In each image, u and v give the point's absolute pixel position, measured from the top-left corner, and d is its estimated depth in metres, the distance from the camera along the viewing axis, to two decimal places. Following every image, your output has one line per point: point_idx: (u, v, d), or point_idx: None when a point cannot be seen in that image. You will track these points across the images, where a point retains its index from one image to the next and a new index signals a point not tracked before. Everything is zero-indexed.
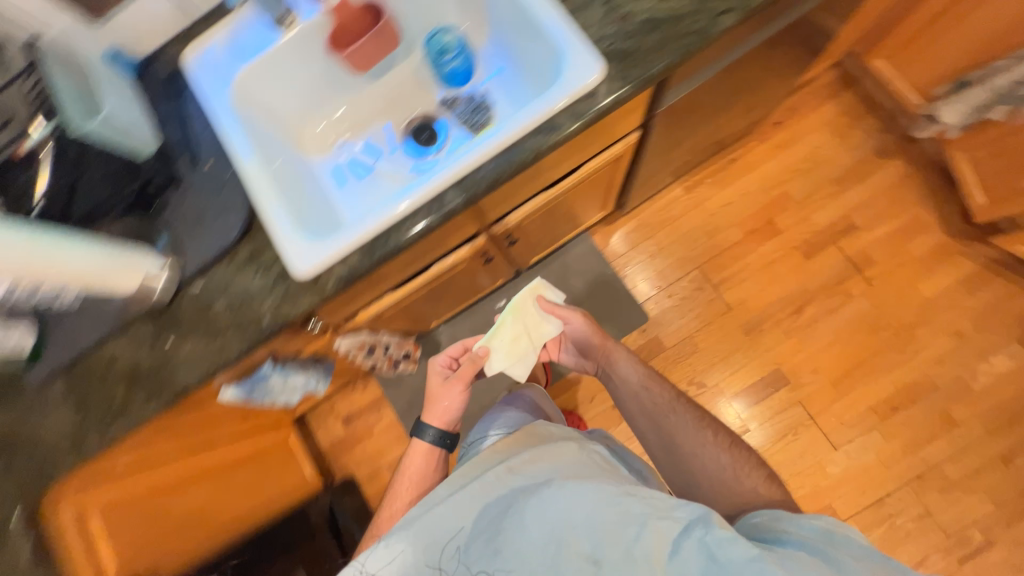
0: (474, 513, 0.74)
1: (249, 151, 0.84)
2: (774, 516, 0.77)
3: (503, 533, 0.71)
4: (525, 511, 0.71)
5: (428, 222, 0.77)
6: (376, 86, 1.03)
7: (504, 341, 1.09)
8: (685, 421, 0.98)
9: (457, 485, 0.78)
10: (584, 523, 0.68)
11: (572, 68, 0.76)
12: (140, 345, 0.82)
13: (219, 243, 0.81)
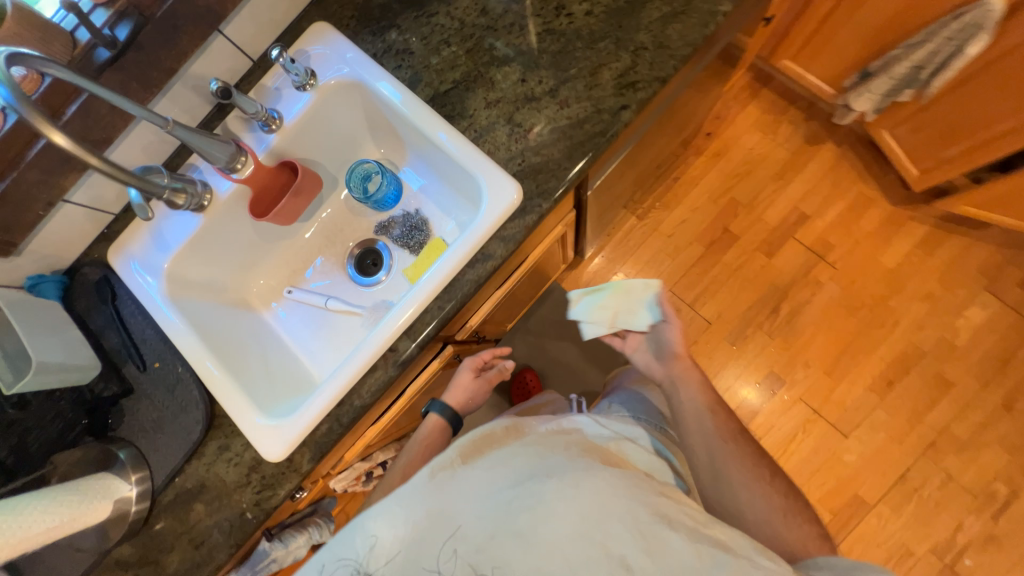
0: (481, 484, 0.67)
1: (194, 343, 0.82)
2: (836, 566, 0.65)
3: (523, 521, 0.62)
4: (545, 509, 0.63)
5: (388, 377, 0.77)
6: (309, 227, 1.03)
7: (595, 302, 0.96)
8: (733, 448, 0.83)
9: (464, 461, 0.71)
10: (611, 511, 0.63)
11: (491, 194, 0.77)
12: (125, 571, 0.78)
13: (185, 446, 0.79)
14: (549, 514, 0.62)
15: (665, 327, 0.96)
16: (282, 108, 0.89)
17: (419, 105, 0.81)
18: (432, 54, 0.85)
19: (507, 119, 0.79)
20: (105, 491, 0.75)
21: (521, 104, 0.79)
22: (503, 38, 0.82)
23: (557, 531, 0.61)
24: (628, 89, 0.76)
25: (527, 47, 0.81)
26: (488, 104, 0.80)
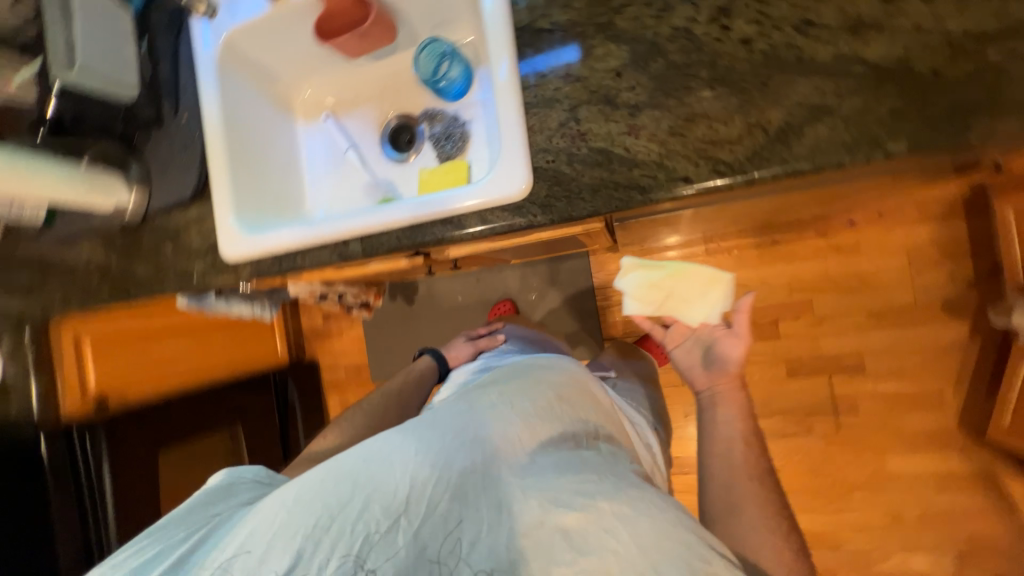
0: (520, 439, 0.69)
1: (217, 120, 0.89)
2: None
3: (570, 492, 0.62)
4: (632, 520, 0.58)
5: (328, 259, 0.83)
6: (371, 71, 1.00)
7: (647, 280, 0.83)
8: (743, 447, 0.76)
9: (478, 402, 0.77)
10: (600, 514, 0.59)
11: (500, 172, 0.71)
12: (110, 250, 1.00)
13: (175, 197, 0.92)
14: (631, 508, 0.59)
15: (720, 338, 0.85)
16: None
17: (500, 27, 0.69)
18: None
19: (569, 106, 0.67)
20: (106, 193, 0.89)
21: (595, 100, 0.66)
22: (636, 5, 0.64)
23: (512, 482, 0.63)
24: (704, 164, 0.62)
25: (650, 36, 0.64)
26: (565, 75, 0.67)
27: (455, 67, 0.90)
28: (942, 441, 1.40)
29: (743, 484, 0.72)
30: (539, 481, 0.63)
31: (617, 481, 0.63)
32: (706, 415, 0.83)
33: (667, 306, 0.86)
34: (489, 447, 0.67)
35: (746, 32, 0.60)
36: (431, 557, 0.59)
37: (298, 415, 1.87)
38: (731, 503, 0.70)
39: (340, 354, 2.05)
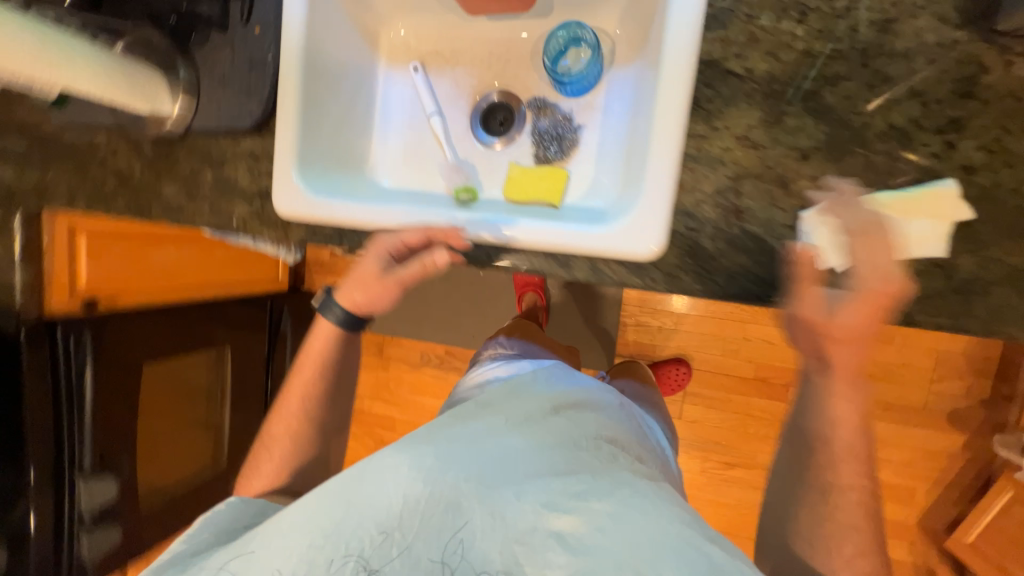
0: (533, 443, 0.64)
1: (298, 45, 0.74)
2: None
3: (566, 480, 0.58)
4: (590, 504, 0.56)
5: (399, 252, 0.73)
6: (482, 29, 0.86)
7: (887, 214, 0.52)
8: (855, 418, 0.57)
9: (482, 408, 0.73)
10: (571, 494, 0.57)
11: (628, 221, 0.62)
12: (136, 158, 0.86)
13: (229, 123, 0.78)
14: (595, 501, 0.56)
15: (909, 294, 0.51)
16: None
17: (683, 53, 0.57)
18: (770, 7, 0.56)
19: (734, 174, 0.58)
20: (148, 100, 0.76)
21: (766, 177, 0.57)
22: (853, 82, 0.54)
23: (522, 484, 0.58)
24: (866, 289, 0.55)
25: (857, 125, 0.54)
26: (741, 136, 0.58)
27: (588, 66, 0.79)
28: (899, 533, 1.48)
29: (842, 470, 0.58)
30: (544, 480, 0.58)
31: (602, 478, 0.60)
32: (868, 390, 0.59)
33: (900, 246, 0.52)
34: (496, 454, 0.62)
35: (972, 158, 0.51)
36: (433, 565, 0.53)
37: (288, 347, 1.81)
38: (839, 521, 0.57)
39: None
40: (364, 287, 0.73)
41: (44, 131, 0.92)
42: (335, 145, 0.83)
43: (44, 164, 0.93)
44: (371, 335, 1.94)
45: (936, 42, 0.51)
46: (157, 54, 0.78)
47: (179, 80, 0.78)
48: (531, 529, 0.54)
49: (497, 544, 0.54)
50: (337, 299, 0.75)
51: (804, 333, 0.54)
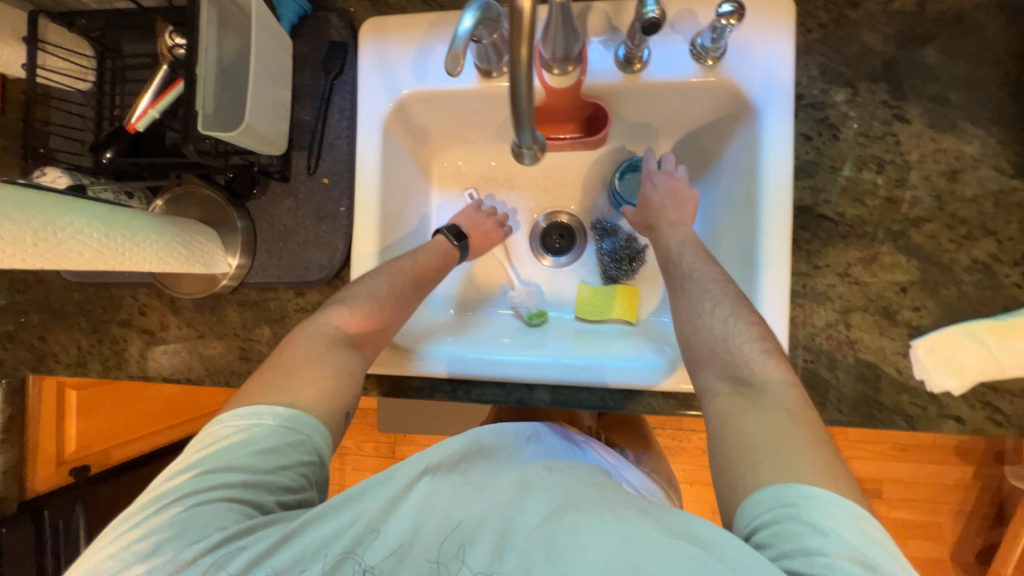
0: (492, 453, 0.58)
1: (374, 197, 0.71)
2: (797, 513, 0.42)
3: (522, 491, 0.52)
4: (579, 529, 0.45)
5: (504, 400, 0.72)
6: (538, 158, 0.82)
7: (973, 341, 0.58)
8: (777, 364, 0.54)
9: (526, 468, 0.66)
10: (554, 541, 0.45)
11: None
12: (171, 315, 0.77)
13: (295, 277, 0.73)
14: (597, 531, 0.44)
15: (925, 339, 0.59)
16: (656, 52, 0.65)
17: (780, 206, 0.62)
18: (848, 160, 0.63)
19: (842, 308, 0.62)
20: (204, 261, 0.67)
21: (872, 309, 0.61)
22: (935, 223, 0.61)
23: (481, 506, 0.49)
24: (980, 408, 0.60)
25: (945, 261, 0.60)
26: (843, 274, 0.62)
27: None
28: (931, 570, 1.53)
29: (792, 444, 0.47)
30: (516, 518, 0.48)
31: (605, 503, 0.49)
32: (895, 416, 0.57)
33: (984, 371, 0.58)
34: (474, 475, 0.53)
35: None
36: (353, 565, 0.46)
37: None
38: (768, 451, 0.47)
39: None
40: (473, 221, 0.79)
41: (48, 289, 0.80)
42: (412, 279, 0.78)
43: (43, 324, 0.80)
44: (380, 435, 1.80)
45: (997, 190, 0.60)
46: (209, 209, 0.72)
47: (234, 234, 0.72)
48: (466, 542, 0.47)
49: (425, 561, 0.46)
50: (327, 315, 0.65)
51: (711, 304, 0.59)
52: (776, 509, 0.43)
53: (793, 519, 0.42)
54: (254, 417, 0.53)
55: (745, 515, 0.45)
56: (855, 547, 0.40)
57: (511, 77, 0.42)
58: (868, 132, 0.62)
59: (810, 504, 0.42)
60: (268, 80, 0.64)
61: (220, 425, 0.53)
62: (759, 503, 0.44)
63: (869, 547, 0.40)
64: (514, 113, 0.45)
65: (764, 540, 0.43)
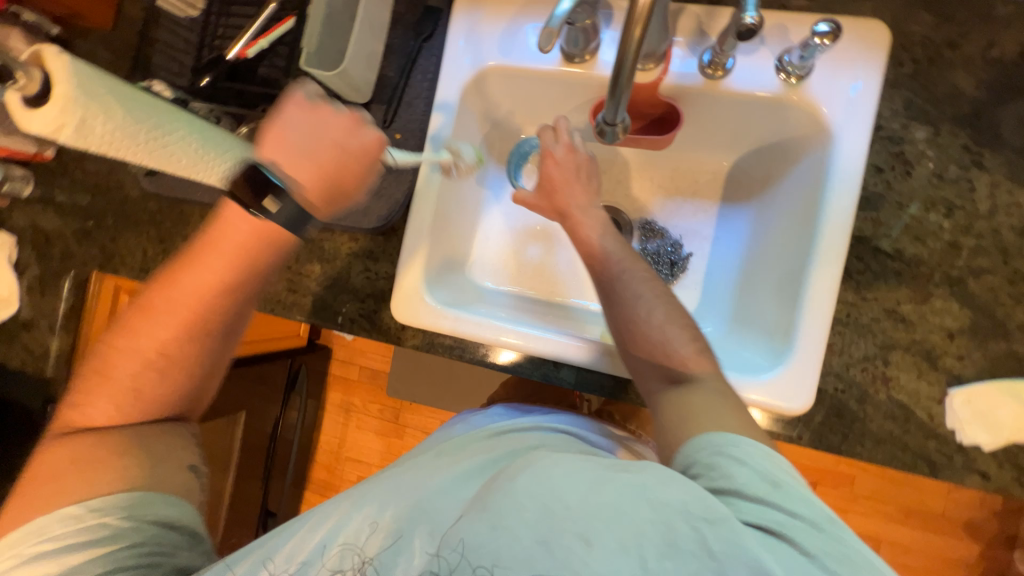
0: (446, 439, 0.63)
1: (441, 158, 0.74)
2: (716, 446, 0.51)
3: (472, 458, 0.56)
4: (507, 486, 0.48)
5: (528, 373, 0.74)
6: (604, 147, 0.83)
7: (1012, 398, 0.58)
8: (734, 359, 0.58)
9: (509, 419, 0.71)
10: (491, 511, 0.47)
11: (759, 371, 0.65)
12: None
13: (353, 221, 0.76)
14: (517, 489, 0.47)
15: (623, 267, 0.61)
16: (741, 63, 0.66)
17: (839, 231, 0.62)
18: (917, 199, 0.62)
19: (883, 343, 0.62)
20: None
21: (914, 350, 0.61)
22: (995, 276, 0.60)
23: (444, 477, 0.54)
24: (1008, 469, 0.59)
25: (998, 315, 0.60)
26: (890, 310, 0.62)
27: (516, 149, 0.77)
28: None
29: (722, 415, 0.53)
30: (451, 495, 0.51)
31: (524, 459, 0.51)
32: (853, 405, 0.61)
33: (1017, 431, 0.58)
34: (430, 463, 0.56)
35: None
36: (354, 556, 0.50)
37: (298, 407, 1.70)
38: (712, 419, 0.53)
39: (361, 350, 1.88)
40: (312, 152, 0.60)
41: (126, 195, 0.86)
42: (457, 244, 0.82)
43: (116, 226, 0.87)
44: (387, 398, 1.85)
45: None
46: None
47: None
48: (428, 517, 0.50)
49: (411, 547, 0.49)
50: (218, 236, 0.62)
51: (646, 309, 0.63)
52: (715, 450, 0.50)
53: (725, 456, 0.50)
54: (59, 526, 0.54)
55: (684, 453, 0.53)
56: (781, 482, 0.48)
57: (618, 58, 0.44)
58: (942, 173, 0.62)
59: (743, 445, 0.50)
60: (367, 32, 0.68)
61: (22, 544, 0.53)
62: (702, 449, 0.51)
63: (794, 479, 0.49)
64: (610, 92, 0.48)
65: (697, 471, 0.50)
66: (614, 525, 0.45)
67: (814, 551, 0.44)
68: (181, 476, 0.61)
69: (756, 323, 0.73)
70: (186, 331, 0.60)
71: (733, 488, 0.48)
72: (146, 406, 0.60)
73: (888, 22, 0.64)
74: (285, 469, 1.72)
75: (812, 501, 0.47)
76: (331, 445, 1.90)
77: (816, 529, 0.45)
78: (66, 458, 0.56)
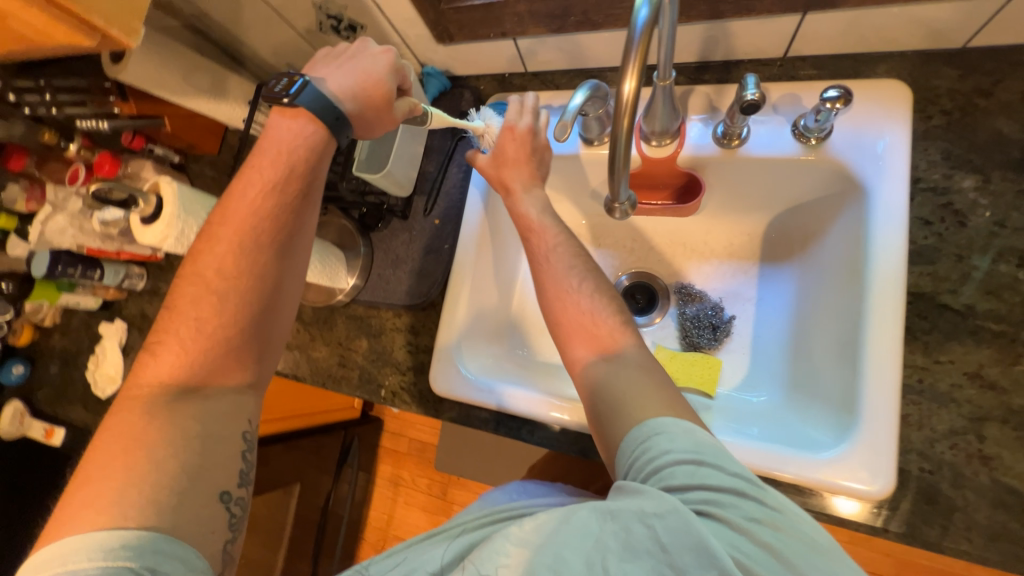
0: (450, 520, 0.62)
1: (473, 238, 0.79)
2: (640, 443, 0.48)
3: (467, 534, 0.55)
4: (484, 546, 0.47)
5: (566, 449, 0.71)
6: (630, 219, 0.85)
7: None
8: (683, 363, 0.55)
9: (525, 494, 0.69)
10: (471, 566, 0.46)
11: (818, 445, 0.58)
12: (293, 319, 0.91)
13: (396, 299, 0.83)
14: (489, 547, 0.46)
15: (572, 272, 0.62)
16: (757, 130, 0.68)
17: (891, 287, 0.58)
18: (979, 249, 0.57)
19: (971, 414, 0.54)
20: (329, 276, 0.81)
21: (1015, 422, 0.52)
22: None
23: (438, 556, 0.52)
24: None
25: None
26: (973, 374, 0.54)
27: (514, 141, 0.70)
28: None
29: (649, 398, 0.51)
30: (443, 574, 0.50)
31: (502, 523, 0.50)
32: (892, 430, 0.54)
33: None
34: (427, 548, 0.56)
35: None
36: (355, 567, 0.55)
37: (349, 481, 1.71)
38: (635, 399, 0.51)
39: (410, 422, 1.90)
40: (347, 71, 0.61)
41: None
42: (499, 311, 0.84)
43: None
44: (435, 472, 1.82)
45: None
46: (343, 235, 0.87)
47: (357, 257, 0.85)
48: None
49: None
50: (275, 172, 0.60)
51: (575, 279, 0.62)
52: (643, 444, 0.48)
53: (650, 448, 0.47)
54: (80, 559, 0.45)
55: (622, 462, 0.50)
56: (708, 457, 0.46)
57: (612, 143, 0.47)
58: (1004, 221, 0.57)
59: (664, 430, 0.48)
60: (409, 139, 0.79)
61: None
62: (628, 443, 0.50)
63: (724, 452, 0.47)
64: (609, 172, 0.50)
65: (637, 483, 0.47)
66: (581, 552, 0.42)
67: (745, 518, 0.42)
68: (208, 511, 0.51)
69: (817, 391, 0.66)
70: (239, 252, 0.58)
71: (661, 475, 0.46)
72: (196, 368, 0.56)
73: (908, 80, 0.64)
74: (334, 547, 1.70)
75: (742, 472, 0.45)
76: (380, 522, 1.87)
77: (747, 497, 0.43)
78: (111, 449, 0.50)
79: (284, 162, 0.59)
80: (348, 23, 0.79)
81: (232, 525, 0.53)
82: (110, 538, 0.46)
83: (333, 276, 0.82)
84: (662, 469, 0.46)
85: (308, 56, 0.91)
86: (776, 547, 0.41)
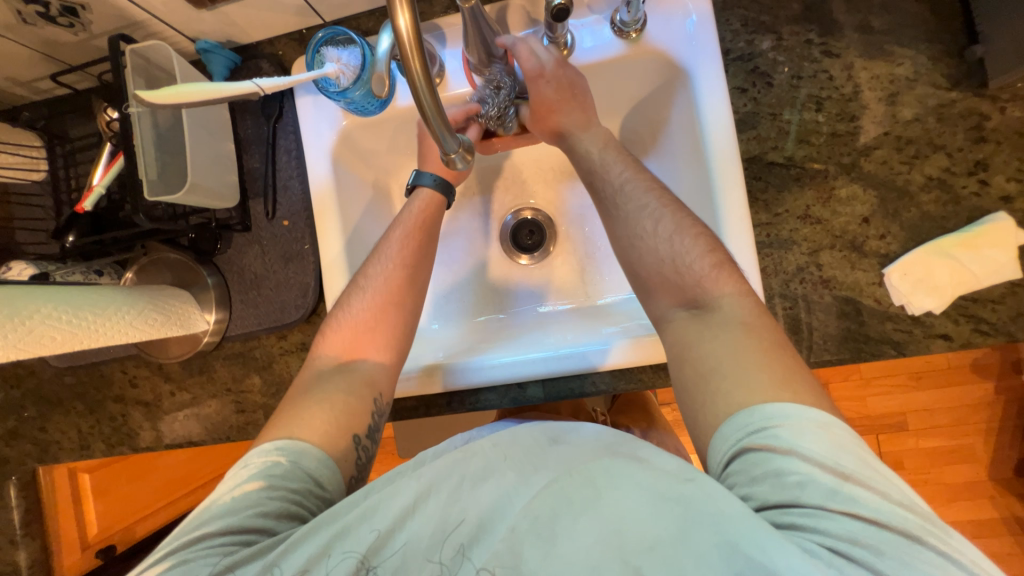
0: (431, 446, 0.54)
1: (334, 228, 0.71)
2: (751, 428, 0.44)
3: (516, 459, 0.48)
4: (567, 514, 0.43)
5: (500, 404, 0.71)
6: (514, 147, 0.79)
7: (944, 255, 0.58)
8: (728, 279, 0.55)
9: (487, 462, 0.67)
10: (542, 536, 0.42)
11: None
12: (162, 382, 0.77)
13: (273, 319, 0.73)
14: (576, 529, 0.42)
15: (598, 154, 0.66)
16: (580, 36, 0.67)
17: (730, 158, 0.62)
18: (788, 104, 0.63)
19: (809, 249, 0.62)
20: (181, 323, 0.68)
21: (840, 245, 0.61)
22: (884, 149, 0.61)
23: (467, 504, 0.46)
24: (965, 322, 0.59)
25: (900, 184, 0.60)
26: (804, 216, 0.62)
27: (354, 96, 0.63)
28: (969, 494, 1.45)
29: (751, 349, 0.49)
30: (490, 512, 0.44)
31: (581, 465, 0.45)
32: (743, 253, 0.61)
33: (959, 286, 0.58)
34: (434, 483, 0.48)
35: (1007, 189, 0.58)
36: (355, 562, 0.44)
37: None
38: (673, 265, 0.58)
39: None
40: (300, 205, 0.73)
41: (40, 379, 0.80)
42: (449, 293, 0.81)
43: (37, 417, 0.80)
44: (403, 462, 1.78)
45: (938, 104, 0.60)
46: (180, 272, 0.72)
47: (207, 291, 0.72)
48: (474, 536, 0.44)
49: (430, 564, 0.44)
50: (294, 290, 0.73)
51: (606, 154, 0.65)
52: (777, 451, 0.42)
53: (788, 468, 0.41)
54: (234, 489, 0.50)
55: (721, 444, 0.45)
56: (747, 478, 0.43)
57: (413, 92, 0.39)
58: (799, 73, 0.63)
59: (790, 423, 0.43)
60: (206, 137, 0.65)
61: (234, 477, 0.51)
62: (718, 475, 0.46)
63: (831, 452, 0.42)
64: (425, 124, 0.43)
65: (741, 472, 0.43)
66: (678, 553, 0.39)
67: (824, 551, 0.37)
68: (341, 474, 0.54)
69: None
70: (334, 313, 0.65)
71: (781, 469, 0.41)
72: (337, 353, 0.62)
73: None
74: None
75: (785, 490, 0.41)
76: None
77: (793, 521, 0.40)
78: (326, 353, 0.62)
79: (285, 301, 0.73)
80: (59, 5, 0.60)
81: (358, 466, 0.56)
82: (269, 443, 0.53)
83: (186, 321, 0.69)
84: (802, 462, 0.41)
85: (28, 61, 0.68)
86: (877, 566, 0.37)
